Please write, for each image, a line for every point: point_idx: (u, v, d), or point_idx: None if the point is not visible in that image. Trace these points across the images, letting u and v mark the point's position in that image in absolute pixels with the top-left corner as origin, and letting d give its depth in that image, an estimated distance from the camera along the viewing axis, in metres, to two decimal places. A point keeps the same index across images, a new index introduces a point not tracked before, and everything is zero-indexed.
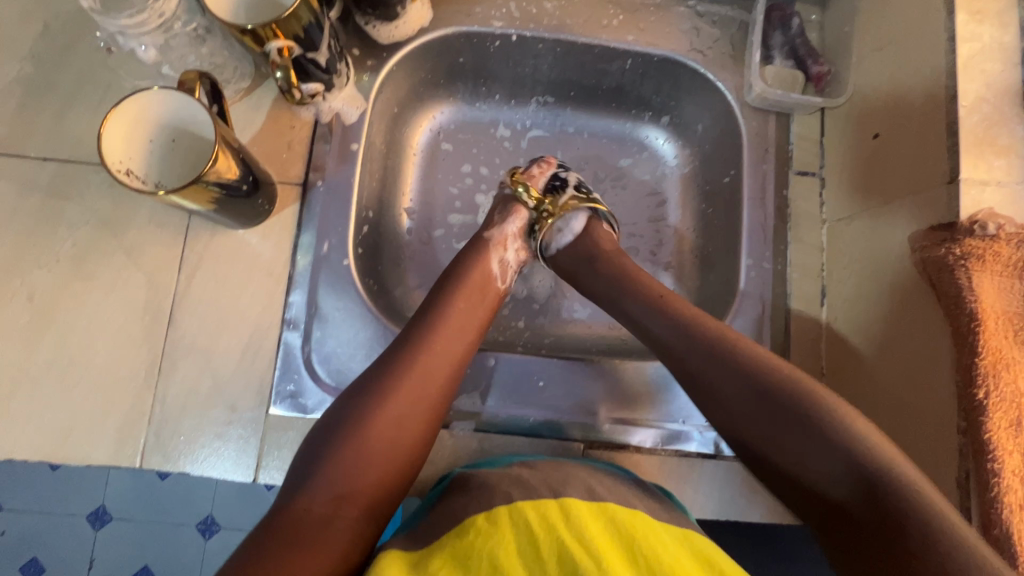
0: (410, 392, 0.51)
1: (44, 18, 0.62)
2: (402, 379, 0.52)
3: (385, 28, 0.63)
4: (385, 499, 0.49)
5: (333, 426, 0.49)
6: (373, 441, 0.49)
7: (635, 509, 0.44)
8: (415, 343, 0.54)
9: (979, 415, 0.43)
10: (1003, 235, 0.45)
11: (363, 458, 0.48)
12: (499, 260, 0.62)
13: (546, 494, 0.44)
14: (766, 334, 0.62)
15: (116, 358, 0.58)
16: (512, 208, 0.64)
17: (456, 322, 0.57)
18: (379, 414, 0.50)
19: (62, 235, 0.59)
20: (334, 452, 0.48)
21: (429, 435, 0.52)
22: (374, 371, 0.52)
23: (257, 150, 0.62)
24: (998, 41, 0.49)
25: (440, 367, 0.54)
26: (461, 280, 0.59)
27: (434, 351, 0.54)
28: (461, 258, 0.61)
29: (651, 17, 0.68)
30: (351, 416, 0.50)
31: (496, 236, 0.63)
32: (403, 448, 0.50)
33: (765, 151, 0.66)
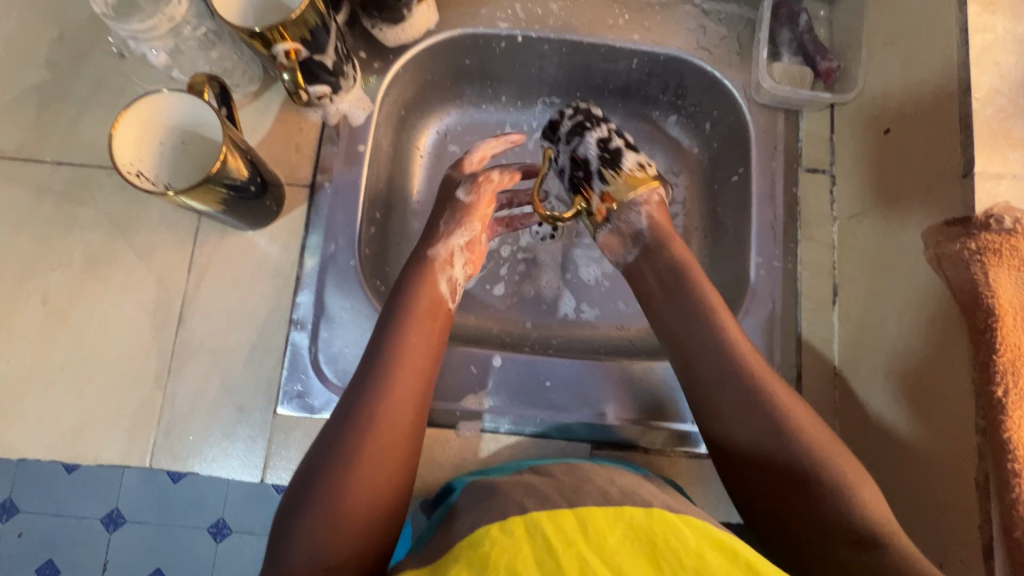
0: (377, 442, 0.48)
1: (59, 27, 0.63)
2: (370, 417, 0.49)
3: (391, 31, 0.64)
4: (375, 561, 0.45)
5: (305, 488, 0.46)
6: (348, 504, 0.45)
7: (651, 507, 0.42)
8: (375, 376, 0.51)
9: (998, 413, 0.41)
10: (1019, 228, 0.44)
11: (342, 526, 0.44)
12: (447, 278, 0.60)
13: (561, 503, 0.43)
14: (776, 334, 0.61)
15: (127, 359, 0.58)
16: (462, 220, 0.62)
17: (411, 352, 0.53)
18: (356, 457, 0.47)
19: (76, 237, 0.60)
20: (309, 524, 0.44)
21: (406, 482, 0.49)
22: (337, 425, 0.49)
23: (266, 153, 0.63)
24: (1012, 32, 0.48)
25: (402, 407, 0.50)
26: (416, 303, 0.56)
27: (395, 380, 0.51)
28: (403, 281, 0.58)
29: (656, 16, 0.68)
30: (321, 479, 0.46)
31: (442, 252, 0.61)
32: (382, 504, 0.47)
33: (773, 148, 0.66)
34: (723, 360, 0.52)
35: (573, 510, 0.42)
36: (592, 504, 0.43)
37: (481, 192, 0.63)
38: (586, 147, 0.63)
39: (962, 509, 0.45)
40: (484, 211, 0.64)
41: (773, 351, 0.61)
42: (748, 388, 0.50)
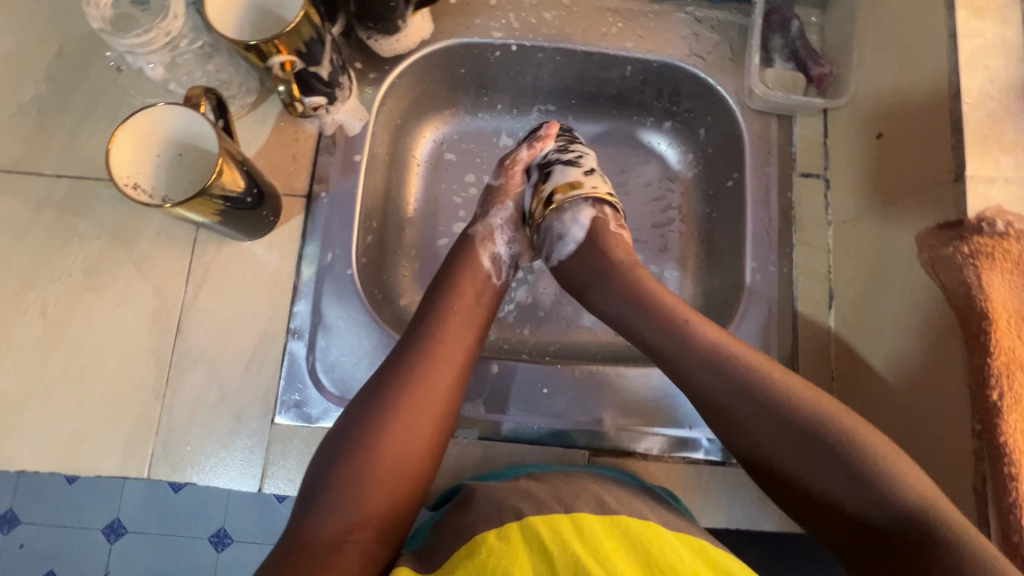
0: (411, 414, 0.51)
1: (59, 41, 0.64)
2: (403, 398, 0.51)
3: (386, 42, 0.64)
4: (394, 522, 0.48)
5: (336, 450, 0.49)
6: (376, 467, 0.48)
7: (649, 520, 0.43)
8: (411, 359, 0.53)
9: (993, 417, 0.41)
10: (1011, 231, 0.45)
11: (367, 485, 0.47)
12: (490, 255, 0.63)
13: (557, 506, 0.44)
14: (773, 338, 0.61)
15: (126, 369, 0.59)
16: (495, 201, 0.66)
17: (454, 334, 0.56)
18: (383, 434, 0.49)
19: (75, 249, 0.61)
20: (337, 480, 0.47)
21: (434, 455, 0.51)
22: (375, 393, 0.51)
23: (263, 163, 0.63)
24: (1001, 37, 0.49)
25: (441, 383, 0.53)
26: (455, 291, 0.59)
27: (431, 364, 0.53)
28: (448, 270, 0.61)
29: (650, 23, 0.69)
30: (352, 442, 0.49)
31: (482, 231, 0.64)
32: (408, 472, 0.49)
33: (767, 153, 0.66)
34: (700, 353, 0.52)
35: (570, 514, 0.43)
36: (587, 510, 0.44)
37: (511, 173, 0.66)
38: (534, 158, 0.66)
39: (960, 513, 0.45)
40: (515, 190, 0.66)
41: (770, 356, 0.61)
42: (732, 379, 0.50)
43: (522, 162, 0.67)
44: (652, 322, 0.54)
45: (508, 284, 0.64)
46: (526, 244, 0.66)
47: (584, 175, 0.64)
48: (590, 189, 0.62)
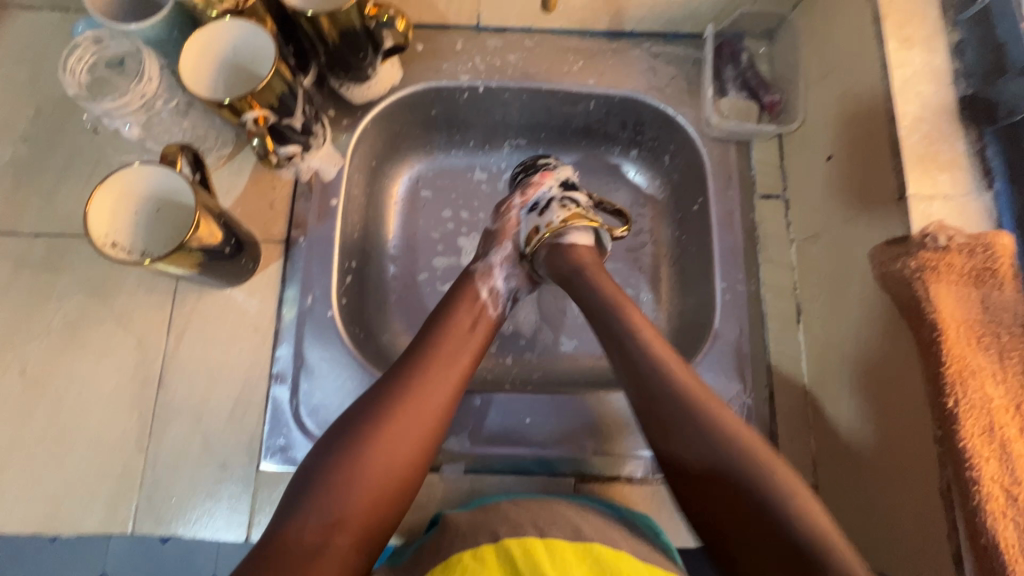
0: (406, 420, 0.52)
1: (36, 103, 0.66)
2: (397, 409, 0.52)
3: (358, 90, 0.67)
4: (374, 528, 0.49)
5: (329, 450, 0.50)
6: (364, 469, 0.49)
7: (621, 551, 0.45)
8: (410, 374, 0.55)
9: (952, 423, 0.43)
10: (953, 245, 0.46)
11: (355, 486, 0.49)
12: (488, 289, 0.63)
13: (531, 532, 0.46)
14: (746, 355, 0.63)
15: (108, 424, 0.59)
16: (495, 240, 0.66)
17: (453, 349, 0.58)
18: (373, 443, 0.50)
19: (55, 306, 0.61)
20: (326, 478, 0.49)
21: (422, 465, 0.52)
22: (373, 399, 0.53)
23: (241, 212, 0.65)
24: (929, 65, 0.52)
25: (439, 396, 0.54)
26: (452, 312, 0.60)
27: (428, 380, 0.55)
28: (454, 291, 0.63)
29: (609, 61, 0.72)
30: (345, 444, 0.50)
31: (481, 268, 0.65)
32: (395, 477, 0.51)
33: (728, 178, 0.69)
34: (660, 385, 0.53)
35: (543, 539, 0.45)
36: (561, 536, 0.46)
37: (505, 218, 0.67)
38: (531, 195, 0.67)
39: (930, 520, 0.47)
40: (513, 230, 0.67)
41: (744, 373, 0.63)
42: (710, 432, 0.50)
43: (517, 208, 0.67)
44: (645, 369, 0.54)
45: (505, 316, 0.64)
46: (525, 276, 0.67)
47: (544, 215, 0.64)
48: (553, 229, 0.63)
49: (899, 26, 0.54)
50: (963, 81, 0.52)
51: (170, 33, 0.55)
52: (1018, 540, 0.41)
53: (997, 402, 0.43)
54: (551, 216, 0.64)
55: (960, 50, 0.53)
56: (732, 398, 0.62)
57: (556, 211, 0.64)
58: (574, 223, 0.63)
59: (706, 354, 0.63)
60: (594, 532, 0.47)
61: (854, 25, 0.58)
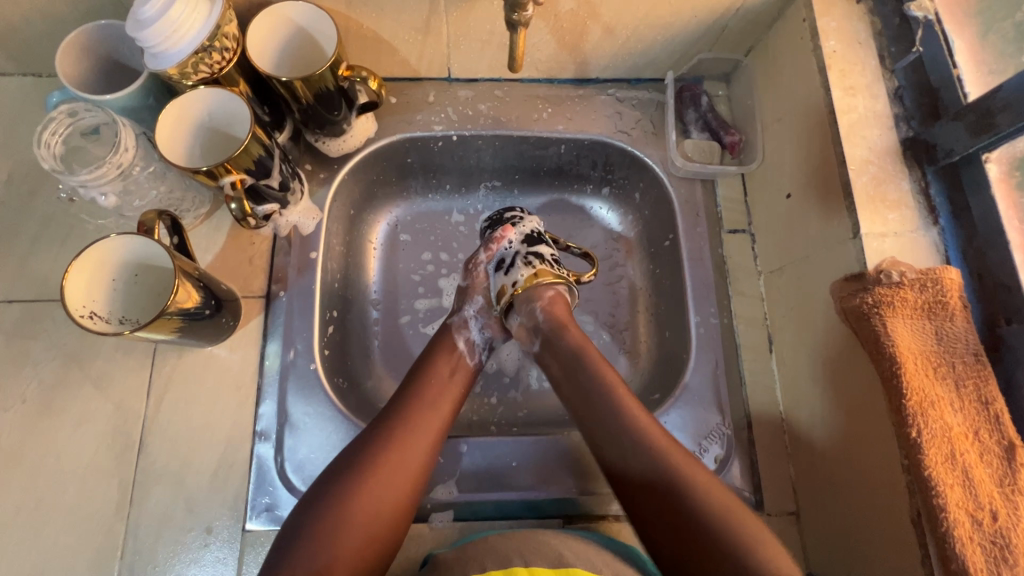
0: (390, 470, 0.53)
1: (9, 169, 0.66)
2: (382, 459, 0.53)
3: (333, 143, 0.69)
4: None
5: (313, 505, 0.50)
6: (351, 518, 0.49)
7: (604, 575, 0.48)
8: (395, 422, 0.56)
9: (916, 453, 0.45)
10: (905, 281, 0.49)
11: (342, 537, 0.48)
12: (465, 339, 0.65)
13: (517, 561, 0.48)
14: (723, 386, 0.65)
15: (87, 493, 0.57)
16: (468, 295, 0.68)
17: (434, 396, 0.59)
18: (359, 493, 0.51)
19: (30, 374, 0.60)
20: (311, 533, 0.48)
21: (406, 514, 0.53)
22: (358, 448, 0.54)
23: (220, 269, 0.65)
24: (872, 110, 0.56)
25: (422, 444, 0.55)
26: (432, 361, 0.62)
27: (413, 428, 0.55)
28: (436, 340, 0.64)
29: (576, 107, 0.75)
30: (330, 497, 0.50)
31: (457, 320, 0.66)
32: (380, 528, 0.51)
33: (696, 215, 0.72)
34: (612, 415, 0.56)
35: (529, 568, 0.47)
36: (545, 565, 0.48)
37: (474, 275, 0.68)
38: (504, 250, 0.67)
39: (905, 546, 0.48)
40: (484, 284, 0.68)
41: (722, 404, 0.65)
42: (651, 458, 0.52)
43: (484, 263, 0.68)
44: (601, 397, 0.57)
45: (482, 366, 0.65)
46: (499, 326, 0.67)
47: (510, 273, 0.66)
48: (518, 288, 0.64)
49: (842, 75, 0.58)
50: (904, 124, 0.56)
51: (146, 100, 0.57)
52: (986, 563, 0.42)
53: (956, 429, 0.46)
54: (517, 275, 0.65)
55: (899, 96, 0.57)
56: (712, 430, 0.63)
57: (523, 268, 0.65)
58: (539, 281, 0.64)
59: (684, 388, 0.65)
60: (577, 557, 0.50)
61: (802, 73, 0.62)
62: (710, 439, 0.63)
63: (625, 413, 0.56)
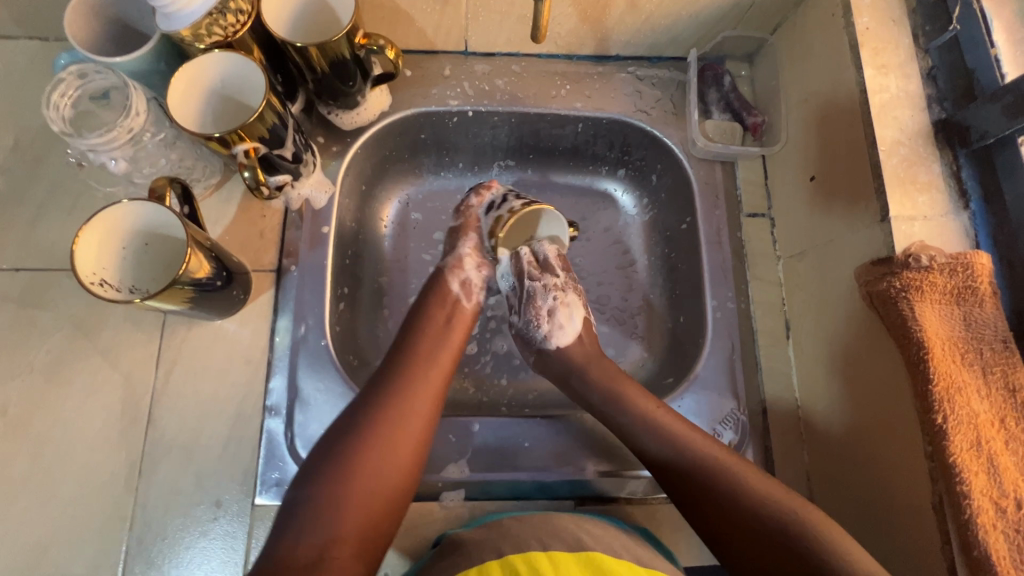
0: (393, 433, 0.52)
1: (15, 134, 0.64)
2: (383, 418, 0.52)
3: (347, 116, 0.68)
4: (372, 538, 0.48)
5: (318, 471, 0.49)
6: (357, 480, 0.49)
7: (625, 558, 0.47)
8: (394, 379, 0.55)
9: (941, 439, 0.44)
10: (935, 265, 0.48)
11: (349, 498, 0.48)
12: (460, 280, 0.65)
13: (535, 545, 0.47)
14: (739, 372, 0.64)
15: (95, 466, 0.57)
16: (461, 234, 0.68)
17: (432, 358, 0.58)
18: (363, 454, 0.50)
19: (37, 343, 0.59)
20: (318, 493, 0.48)
21: (413, 471, 0.52)
22: (359, 407, 0.53)
23: (230, 242, 0.64)
24: (904, 90, 0.55)
25: (424, 406, 0.54)
26: (427, 319, 0.61)
27: (413, 387, 0.55)
28: (431, 295, 0.63)
29: (595, 84, 0.73)
30: (336, 454, 0.50)
31: (450, 261, 0.66)
32: (387, 493, 0.50)
33: (715, 198, 0.71)
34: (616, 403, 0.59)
35: (546, 551, 0.46)
36: (564, 548, 0.47)
37: (467, 215, 0.68)
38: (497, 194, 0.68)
39: (923, 530, 0.48)
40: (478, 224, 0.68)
41: (737, 390, 0.64)
42: (664, 444, 0.55)
43: (475, 206, 0.68)
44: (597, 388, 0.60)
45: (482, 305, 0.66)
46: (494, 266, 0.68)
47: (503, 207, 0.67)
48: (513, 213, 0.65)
49: (874, 53, 0.56)
50: (937, 106, 0.54)
51: (156, 64, 0.54)
52: (1008, 550, 0.42)
53: (983, 417, 0.45)
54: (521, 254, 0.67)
55: (932, 77, 0.55)
56: (726, 416, 0.63)
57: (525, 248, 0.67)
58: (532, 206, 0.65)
59: (699, 372, 0.64)
60: (595, 541, 0.48)
61: (833, 51, 0.60)
62: (724, 424, 0.62)
63: (619, 393, 0.59)
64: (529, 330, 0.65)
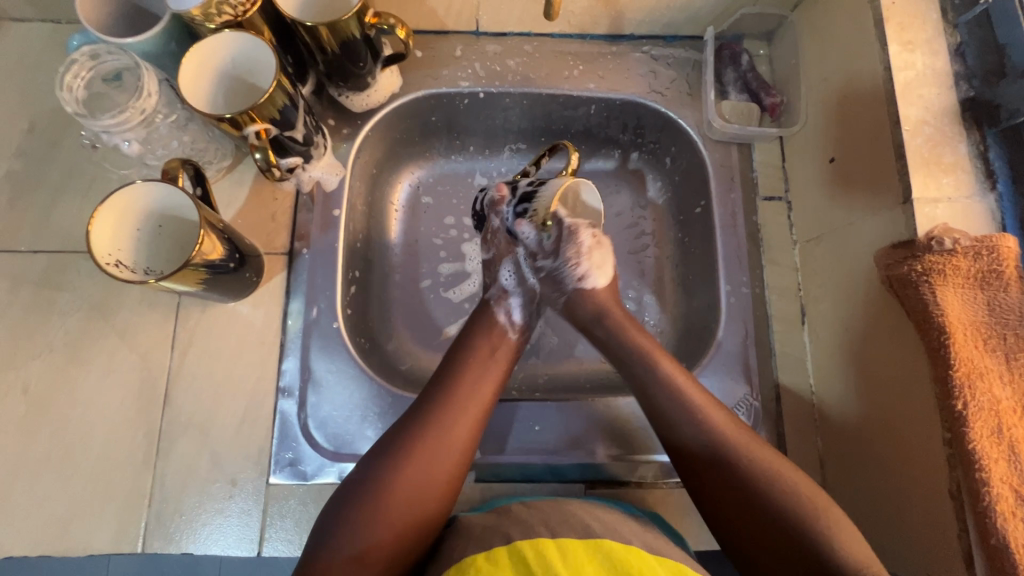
0: (440, 448, 0.51)
1: (31, 117, 0.65)
2: (429, 439, 0.51)
3: (357, 98, 0.66)
4: (406, 554, 0.48)
5: (361, 479, 0.49)
6: (394, 496, 0.48)
7: (632, 545, 0.45)
8: (439, 400, 0.54)
9: (961, 426, 0.43)
10: (959, 248, 0.46)
11: (382, 516, 0.47)
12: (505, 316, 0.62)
13: (543, 532, 0.46)
14: (752, 358, 0.64)
15: (113, 444, 0.58)
16: (499, 263, 0.64)
17: (478, 376, 0.56)
18: (401, 473, 0.49)
19: (56, 324, 0.60)
20: (354, 506, 0.48)
21: (453, 492, 0.51)
22: (404, 426, 0.52)
23: (242, 225, 0.65)
24: (931, 67, 0.53)
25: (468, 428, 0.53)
26: (476, 337, 0.59)
27: (461, 409, 0.54)
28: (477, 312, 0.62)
29: (609, 64, 0.72)
30: (379, 470, 0.50)
31: (495, 294, 0.63)
32: (425, 509, 0.49)
33: (731, 180, 0.69)
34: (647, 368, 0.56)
35: (553, 539, 0.44)
36: (572, 537, 0.45)
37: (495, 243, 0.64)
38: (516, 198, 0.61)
39: (940, 516, 0.47)
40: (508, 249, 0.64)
41: (750, 375, 0.63)
42: (692, 416, 0.53)
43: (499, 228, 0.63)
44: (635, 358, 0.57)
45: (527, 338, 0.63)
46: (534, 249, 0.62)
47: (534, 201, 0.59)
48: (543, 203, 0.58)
49: (901, 28, 0.54)
50: (964, 83, 0.52)
51: (167, 44, 0.55)
52: None
53: (1005, 403, 0.44)
54: (526, 231, 0.61)
55: (961, 53, 0.53)
56: (738, 401, 0.62)
57: (529, 224, 0.60)
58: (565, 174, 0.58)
59: (714, 355, 0.64)
60: (604, 528, 0.47)
61: (856, 27, 0.58)
62: (737, 409, 0.62)
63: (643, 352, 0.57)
64: (563, 271, 0.62)
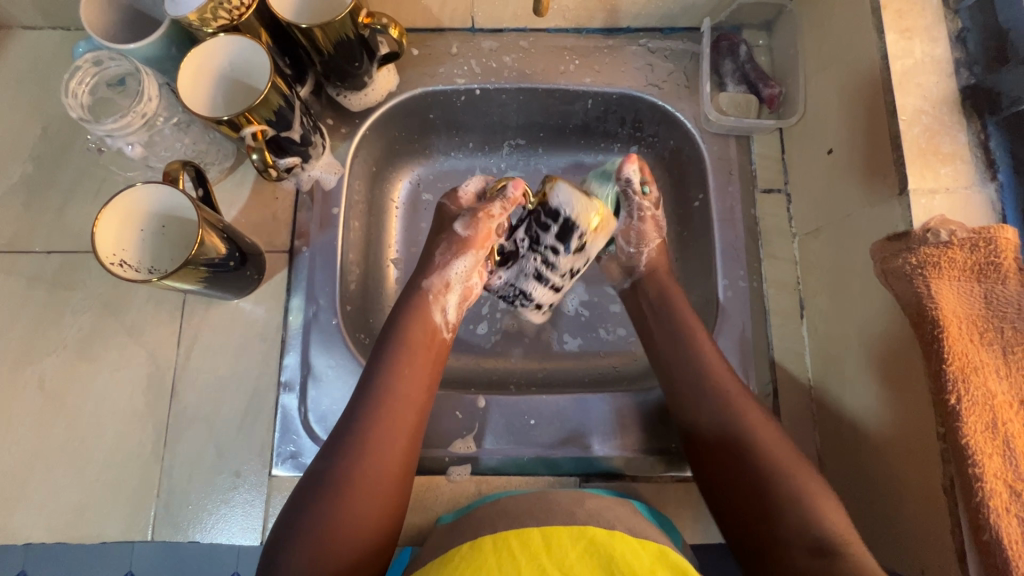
0: (372, 471, 0.51)
1: (42, 122, 0.67)
2: (359, 464, 0.51)
3: (355, 97, 0.67)
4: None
5: (310, 505, 0.49)
6: (339, 528, 0.48)
7: (615, 530, 0.45)
8: (367, 420, 0.53)
9: (954, 420, 0.43)
10: (956, 240, 0.45)
11: (332, 551, 0.47)
12: (441, 312, 0.61)
13: (530, 523, 0.46)
14: (750, 351, 0.63)
15: (124, 436, 0.60)
16: (461, 250, 0.61)
17: (407, 390, 0.56)
18: (341, 503, 0.49)
19: (68, 321, 0.63)
20: (299, 542, 0.47)
21: (396, 508, 0.52)
22: (335, 452, 0.51)
23: (244, 224, 0.66)
24: (929, 55, 0.51)
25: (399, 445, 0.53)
26: (402, 344, 0.58)
27: (389, 426, 0.53)
28: (398, 316, 0.60)
29: (605, 58, 0.71)
30: (320, 499, 0.49)
31: (437, 283, 0.61)
32: (371, 530, 0.50)
33: (729, 173, 0.69)
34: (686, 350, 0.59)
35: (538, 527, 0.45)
36: (558, 524, 0.46)
37: (479, 228, 0.61)
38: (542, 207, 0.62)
39: (935, 512, 0.47)
40: (485, 241, 0.61)
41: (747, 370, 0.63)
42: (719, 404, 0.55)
43: (494, 218, 0.61)
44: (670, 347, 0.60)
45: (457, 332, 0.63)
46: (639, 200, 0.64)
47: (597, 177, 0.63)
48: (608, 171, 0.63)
49: (898, 16, 0.53)
50: (965, 71, 0.51)
51: (167, 49, 0.57)
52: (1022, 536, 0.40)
53: (1000, 397, 0.43)
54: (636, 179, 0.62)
55: (962, 39, 0.52)
56: None
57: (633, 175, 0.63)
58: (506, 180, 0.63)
59: None
60: (589, 516, 0.48)
61: (854, 15, 0.57)
62: None
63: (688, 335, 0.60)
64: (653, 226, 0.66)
